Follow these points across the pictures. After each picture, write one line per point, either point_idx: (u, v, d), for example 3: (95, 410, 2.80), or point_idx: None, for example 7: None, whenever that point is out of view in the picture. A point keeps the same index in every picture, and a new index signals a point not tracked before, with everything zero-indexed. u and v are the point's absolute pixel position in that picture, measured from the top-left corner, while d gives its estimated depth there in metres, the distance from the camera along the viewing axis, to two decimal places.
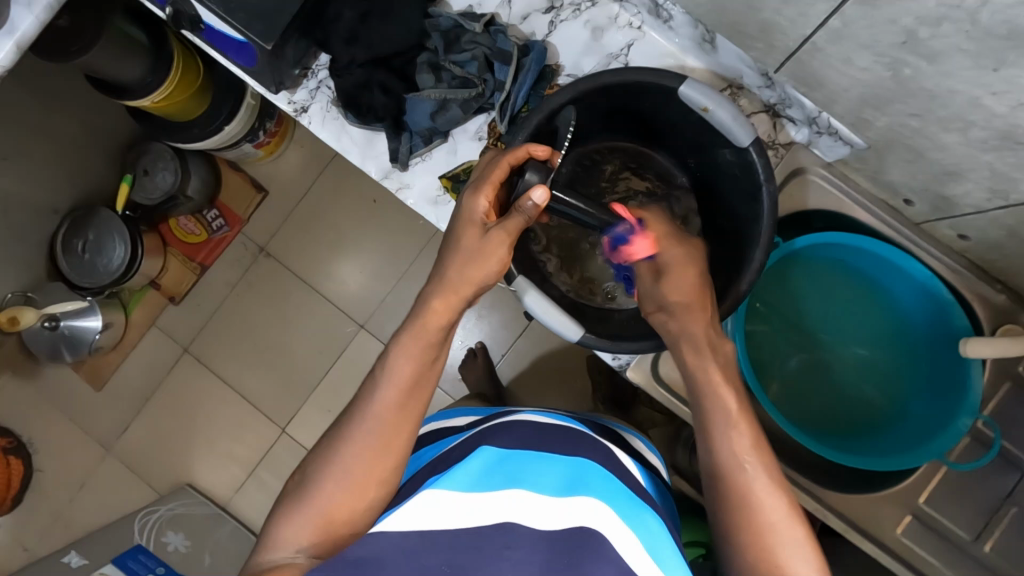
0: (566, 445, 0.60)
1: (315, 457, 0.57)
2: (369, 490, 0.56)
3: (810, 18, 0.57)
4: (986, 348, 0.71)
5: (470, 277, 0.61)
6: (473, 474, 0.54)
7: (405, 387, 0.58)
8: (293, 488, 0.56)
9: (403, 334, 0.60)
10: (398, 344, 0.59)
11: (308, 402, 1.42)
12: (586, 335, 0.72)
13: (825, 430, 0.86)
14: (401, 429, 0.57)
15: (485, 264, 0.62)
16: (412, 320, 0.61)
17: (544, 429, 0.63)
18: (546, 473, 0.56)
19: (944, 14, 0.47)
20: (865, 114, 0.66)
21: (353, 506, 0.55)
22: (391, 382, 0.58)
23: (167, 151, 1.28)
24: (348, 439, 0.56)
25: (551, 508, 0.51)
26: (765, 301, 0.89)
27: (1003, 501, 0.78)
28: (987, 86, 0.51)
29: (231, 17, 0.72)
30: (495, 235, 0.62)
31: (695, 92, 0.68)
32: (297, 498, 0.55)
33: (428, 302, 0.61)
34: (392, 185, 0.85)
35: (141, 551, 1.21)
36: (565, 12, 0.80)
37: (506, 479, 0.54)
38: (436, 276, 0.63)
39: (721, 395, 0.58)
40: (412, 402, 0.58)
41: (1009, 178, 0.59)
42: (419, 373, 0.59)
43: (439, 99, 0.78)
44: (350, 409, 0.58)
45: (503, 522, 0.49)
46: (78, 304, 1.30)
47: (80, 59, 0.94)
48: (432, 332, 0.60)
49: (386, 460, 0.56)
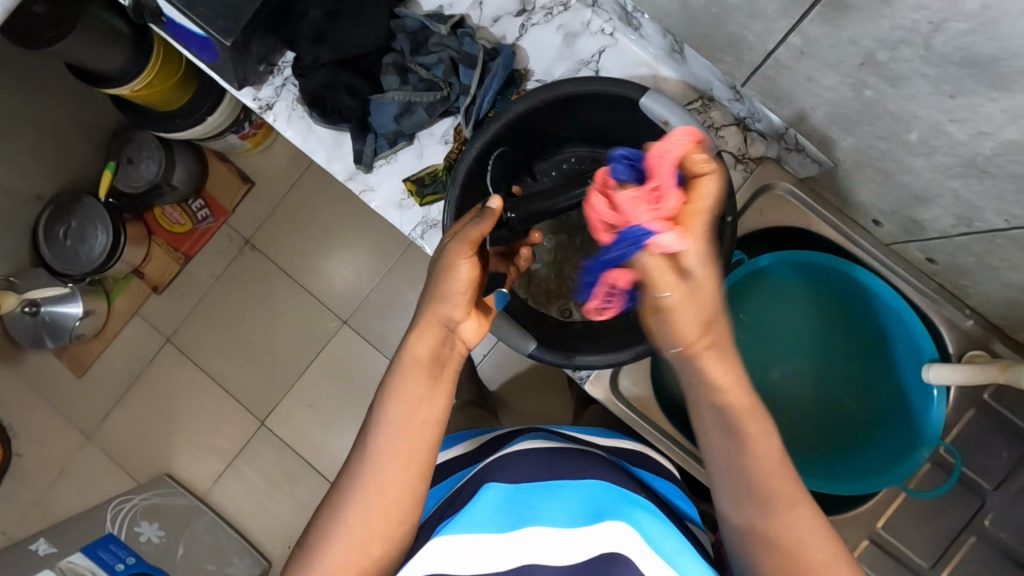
0: (575, 472, 0.58)
1: (318, 519, 0.54)
2: (373, 546, 0.52)
3: (774, 33, 0.56)
4: (950, 374, 0.71)
5: (443, 296, 0.56)
6: (485, 514, 0.52)
7: (399, 433, 0.54)
8: (298, 556, 0.53)
9: (390, 376, 0.56)
10: (386, 389, 0.55)
11: (288, 396, 1.41)
12: (540, 349, 0.72)
13: (805, 448, 0.84)
14: (399, 478, 0.53)
15: (456, 280, 0.56)
16: (398, 359, 0.56)
17: (551, 454, 0.61)
18: (559, 502, 0.54)
19: (901, 37, 0.46)
20: (833, 133, 0.64)
21: (359, 564, 0.52)
22: (384, 428, 0.54)
23: (151, 141, 1.27)
24: (350, 493, 0.53)
25: (567, 537, 0.49)
26: (749, 313, 0.86)
27: (963, 529, 0.78)
28: (947, 113, 0.49)
29: (192, 12, 0.70)
30: (452, 246, 0.57)
31: (656, 104, 0.66)
32: (303, 567, 0.52)
33: (408, 337, 0.56)
34: (357, 186, 0.83)
35: (112, 541, 1.19)
36: (537, 16, 0.78)
37: (517, 517, 0.52)
38: (419, 310, 0.57)
39: (747, 428, 0.49)
40: (407, 445, 0.53)
41: (974, 205, 0.57)
42: (414, 416, 0.54)
43: (404, 101, 0.77)
44: (349, 461, 0.55)
45: (523, 563, 0.48)
46: (60, 290, 1.28)
47: (57, 46, 0.93)
48: (421, 368, 0.55)
49: (387, 510, 0.52)
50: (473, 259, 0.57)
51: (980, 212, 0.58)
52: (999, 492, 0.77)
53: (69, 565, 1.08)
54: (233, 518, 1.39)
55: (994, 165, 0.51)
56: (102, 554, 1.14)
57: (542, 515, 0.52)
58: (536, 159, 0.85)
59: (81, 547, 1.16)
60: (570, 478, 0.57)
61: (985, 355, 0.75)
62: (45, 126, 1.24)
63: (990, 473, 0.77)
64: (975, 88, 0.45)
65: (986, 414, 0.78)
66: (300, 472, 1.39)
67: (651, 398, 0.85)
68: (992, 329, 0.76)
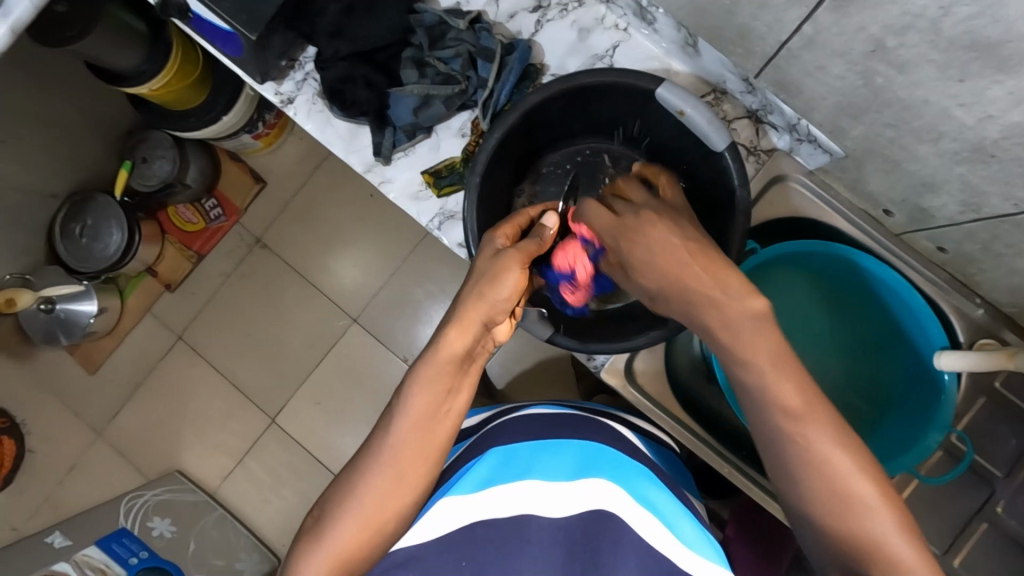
0: (571, 434, 0.62)
1: (331, 492, 0.51)
2: (386, 526, 0.49)
3: (785, 23, 0.57)
4: (958, 361, 0.72)
5: (483, 296, 0.56)
6: (483, 473, 0.55)
7: (428, 419, 0.52)
8: (309, 526, 0.50)
9: (421, 363, 0.54)
10: (415, 376, 0.53)
11: (297, 394, 1.42)
12: (558, 336, 0.74)
13: None
14: (421, 462, 0.52)
15: (500, 283, 0.56)
16: (429, 349, 0.55)
17: (546, 420, 0.64)
18: (554, 462, 0.57)
19: (910, 23, 0.47)
20: (842, 122, 0.66)
21: (370, 542, 0.49)
22: (412, 412, 0.52)
23: (166, 139, 1.29)
24: (369, 472, 0.50)
25: (562, 493, 0.53)
26: None
27: (972, 517, 0.79)
28: (955, 97, 0.51)
29: (217, 6, 0.72)
30: (506, 255, 0.58)
31: (672, 95, 0.69)
32: (313, 538, 0.48)
33: (444, 330, 0.55)
34: (374, 178, 0.85)
35: (125, 534, 1.20)
36: (552, 12, 0.80)
37: (515, 473, 0.55)
38: (454, 303, 0.56)
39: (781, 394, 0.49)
40: (431, 436, 0.52)
41: (981, 190, 0.59)
42: (441, 406, 0.53)
43: (422, 94, 0.79)
44: (368, 439, 0.53)
45: (521, 514, 0.50)
46: (73, 288, 1.30)
47: (76, 45, 0.94)
48: (452, 361, 0.54)
49: (404, 491, 0.50)
50: (523, 271, 0.58)
51: (987, 197, 0.59)
52: (1011, 478, 0.78)
53: (84, 556, 1.08)
54: (241, 514, 1.40)
55: (1000, 149, 0.52)
56: (114, 547, 1.15)
57: (539, 472, 0.55)
58: (549, 151, 0.87)
59: (94, 540, 1.16)
60: (568, 439, 0.60)
61: (995, 342, 0.76)
62: (63, 124, 1.26)
63: (998, 459, 0.79)
64: (983, 71, 0.47)
65: (995, 402, 0.80)
66: (309, 469, 1.40)
67: (665, 387, 0.86)
68: (1000, 319, 0.77)
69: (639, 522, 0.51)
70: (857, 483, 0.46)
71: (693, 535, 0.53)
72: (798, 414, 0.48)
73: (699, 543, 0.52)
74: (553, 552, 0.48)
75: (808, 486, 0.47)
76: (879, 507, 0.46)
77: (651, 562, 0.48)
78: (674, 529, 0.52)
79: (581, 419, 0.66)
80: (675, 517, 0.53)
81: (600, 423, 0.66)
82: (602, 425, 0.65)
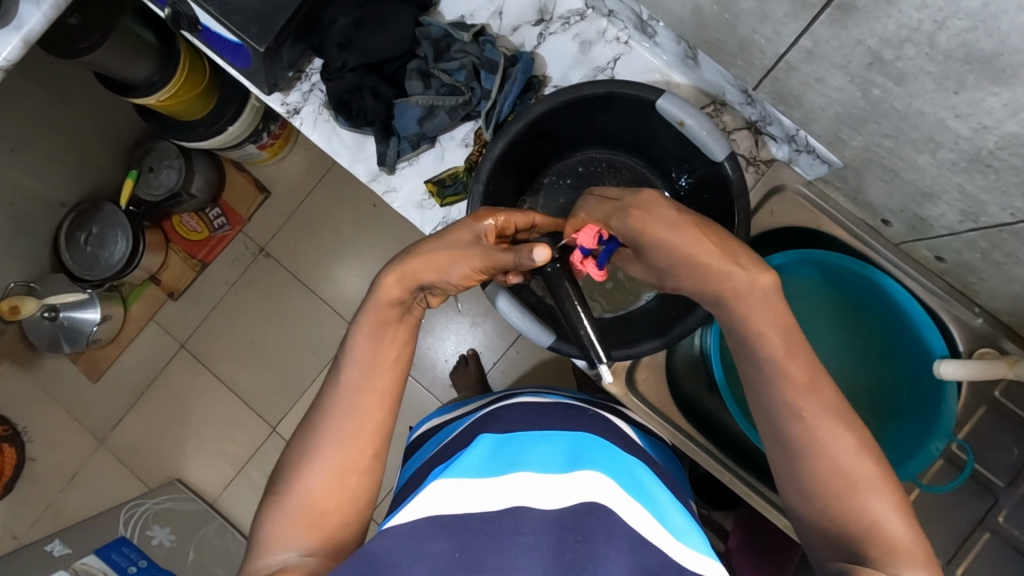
0: (566, 426, 0.61)
1: (294, 454, 0.55)
2: (351, 478, 0.54)
3: (784, 37, 0.59)
4: (960, 369, 0.72)
5: (434, 261, 0.59)
6: (479, 461, 0.53)
7: (371, 365, 0.57)
8: (274, 488, 0.54)
9: (363, 315, 0.59)
10: (358, 325, 0.59)
11: (299, 402, 1.42)
12: (559, 342, 0.76)
13: None
14: (377, 411, 0.56)
15: (452, 264, 0.59)
16: (371, 300, 0.59)
17: (538, 412, 0.64)
18: (543, 451, 0.55)
19: (906, 37, 0.48)
20: (841, 133, 0.67)
21: (338, 496, 0.53)
22: (355, 360, 0.57)
23: (172, 150, 1.30)
24: (331, 424, 0.55)
25: (558, 485, 0.50)
26: None
27: (976, 526, 0.79)
28: (951, 109, 0.52)
29: (227, 19, 0.74)
30: (474, 248, 0.59)
31: (672, 105, 0.70)
32: (280, 498, 0.53)
33: (381, 277, 0.59)
34: (380, 187, 0.86)
35: (125, 543, 1.19)
36: (555, 25, 0.81)
37: (507, 464, 0.53)
38: (400, 257, 0.60)
39: (798, 392, 0.53)
40: (377, 378, 0.57)
41: (979, 200, 0.60)
42: (385, 354, 0.58)
43: (427, 105, 0.80)
44: (322, 397, 0.57)
45: (514, 505, 0.48)
46: (78, 296, 1.31)
47: (89, 56, 0.95)
48: (389, 311, 0.59)
49: (362, 444, 0.55)
50: (478, 273, 0.60)
51: (986, 206, 0.60)
52: (1012, 489, 0.78)
53: (84, 566, 1.07)
54: (244, 524, 1.39)
55: (997, 159, 0.53)
56: (114, 556, 1.13)
57: (531, 464, 0.53)
58: (553, 161, 0.88)
59: (93, 549, 1.14)
60: (561, 431, 0.60)
61: (995, 352, 0.76)
62: (72, 135, 1.27)
63: (1000, 469, 0.79)
64: (978, 84, 0.48)
65: (996, 410, 0.80)
66: None
67: (664, 394, 0.87)
68: (1000, 327, 0.77)
69: (625, 510, 0.49)
70: (859, 466, 0.50)
71: (684, 525, 0.52)
72: (797, 409, 0.52)
73: (682, 531, 0.51)
74: (545, 545, 0.46)
75: (814, 474, 0.51)
76: (881, 491, 0.50)
77: (640, 551, 0.46)
78: (665, 520, 0.51)
79: (574, 410, 0.66)
80: (665, 509, 0.53)
81: (584, 411, 0.66)
82: (579, 412, 0.66)
